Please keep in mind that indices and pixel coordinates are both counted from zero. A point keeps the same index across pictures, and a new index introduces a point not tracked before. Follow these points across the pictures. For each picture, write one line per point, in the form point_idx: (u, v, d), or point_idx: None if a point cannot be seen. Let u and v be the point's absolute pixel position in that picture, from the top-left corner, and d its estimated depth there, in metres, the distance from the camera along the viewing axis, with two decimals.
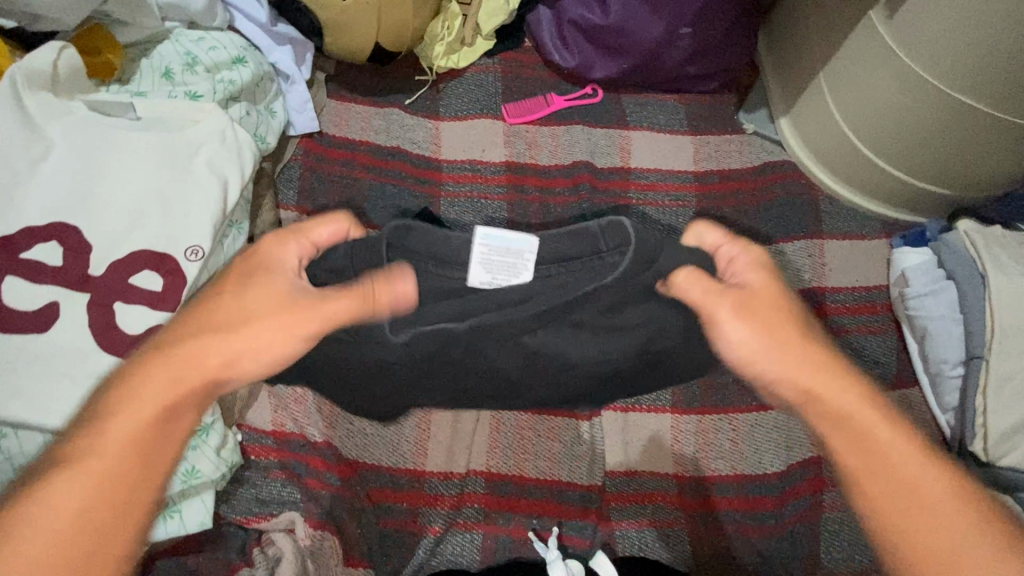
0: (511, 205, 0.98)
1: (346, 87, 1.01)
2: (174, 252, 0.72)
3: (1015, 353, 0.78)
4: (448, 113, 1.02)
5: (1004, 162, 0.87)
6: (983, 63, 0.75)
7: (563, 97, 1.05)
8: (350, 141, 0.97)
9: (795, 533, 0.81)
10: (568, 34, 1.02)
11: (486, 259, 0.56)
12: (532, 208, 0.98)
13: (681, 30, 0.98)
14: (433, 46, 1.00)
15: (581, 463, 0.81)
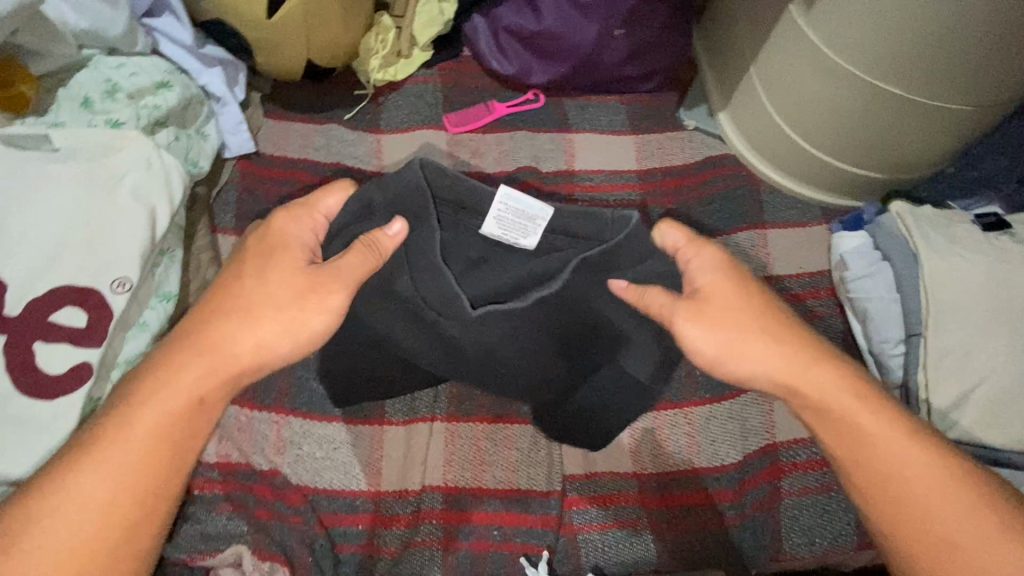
0: None
1: (283, 105, 1.00)
2: (100, 285, 0.69)
3: (950, 328, 0.80)
4: (390, 126, 1.01)
5: (929, 142, 0.89)
6: (894, 44, 0.77)
7: (505, 104, 1.05)
8: (288, 159, 0.96)
9: (755, 522, 0.82)
10: (506, 41, 1.03)
11: (501, 216, 0.59)
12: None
13: (614, 32, 0.99)
14: (369, 60, 1.00)
15: (539, 469, 0.81)
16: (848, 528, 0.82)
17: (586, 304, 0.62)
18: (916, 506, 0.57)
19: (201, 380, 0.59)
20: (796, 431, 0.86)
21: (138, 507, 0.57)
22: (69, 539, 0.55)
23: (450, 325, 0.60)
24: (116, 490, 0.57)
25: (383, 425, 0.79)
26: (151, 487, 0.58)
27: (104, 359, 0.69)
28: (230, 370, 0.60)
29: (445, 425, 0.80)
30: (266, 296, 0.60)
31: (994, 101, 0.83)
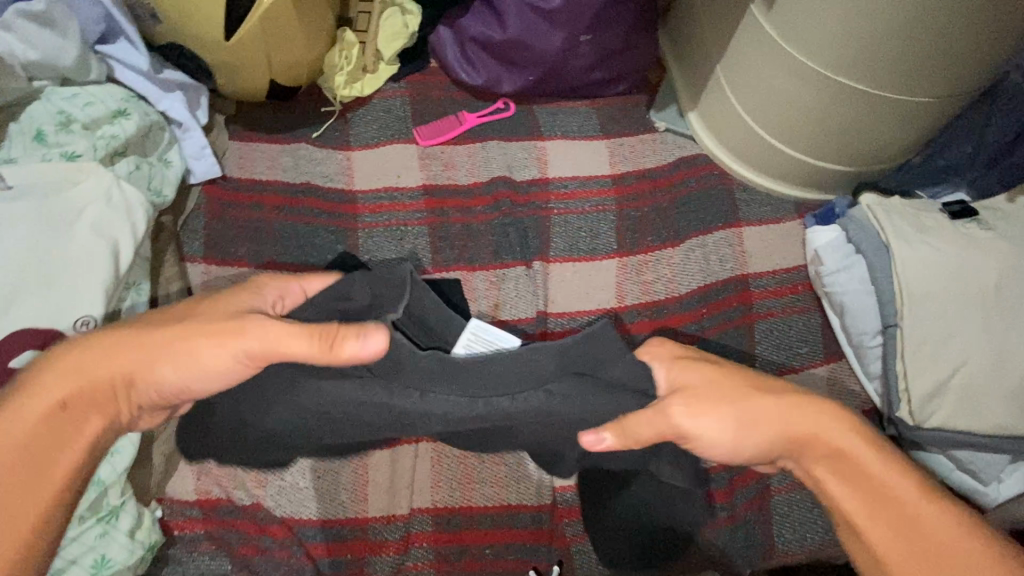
0: (432, 229, 0.96)
1: (249, 126, 0.98)
2: (62, 326, 0.67)
3: (925, 318, 0.81)
4: (360, 142, 1.00)
5: (894, 134, 0.91)
6: (854, 41, 0.78)
7: (475, 114, 1.04)
8: (256, 182, 0.94)
9: (746, 521, 0.83)
10: (473, 52, 1.02)
11: (471, 345, 0.66)
12: (454, 229, 0.97)
13: (581, 38, 0.99)
14: (334, 76, 0.99)
15: (529, 483, 0.80)
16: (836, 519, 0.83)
17: (554, 400, 0.61)
18: (879, 518, 0.55)
19: (73, 382, 0.56)
20: None
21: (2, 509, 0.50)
22: None
23: (420, 413, 0.62)
24: None
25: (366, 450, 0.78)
26: (15, 493, 0.51)
27: None
28: (109, 372, 0.57)
29: (431, 445, 0.79)
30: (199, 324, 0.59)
31: (954, 92, 0.84)
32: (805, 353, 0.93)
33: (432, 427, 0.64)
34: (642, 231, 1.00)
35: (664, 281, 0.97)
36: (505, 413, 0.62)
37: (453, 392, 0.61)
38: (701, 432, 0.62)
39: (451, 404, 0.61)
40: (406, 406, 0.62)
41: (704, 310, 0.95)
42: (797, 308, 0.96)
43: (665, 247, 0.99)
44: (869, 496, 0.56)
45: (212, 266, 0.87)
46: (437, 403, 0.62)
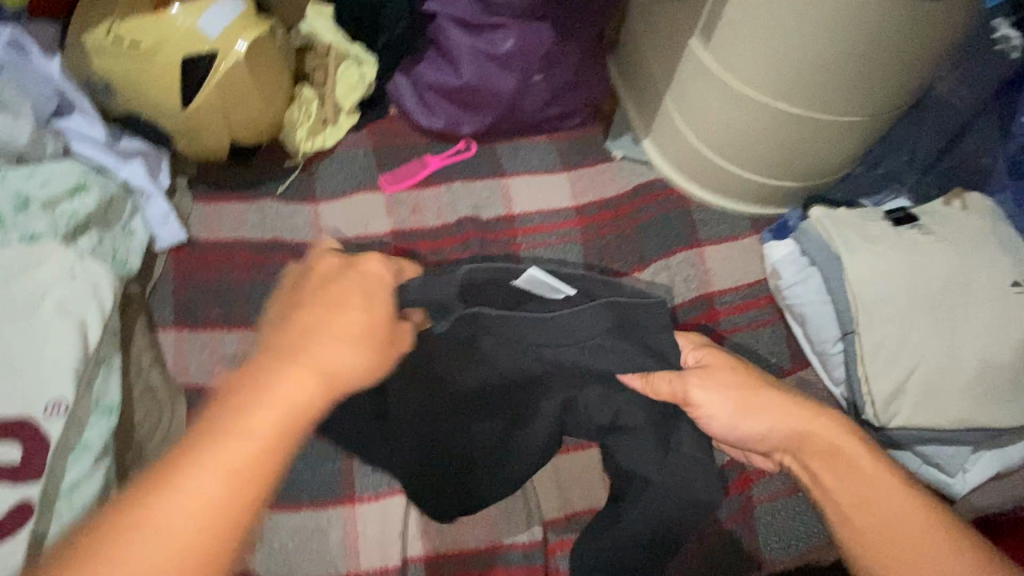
0: None
1: (212, 186, 0.98)
2: (34, 412, 0.66)
3: (880, 323, 0.86)
4: (325, 194, 1.00)
5: (834, 151, 0.97)
6: (788, 69, 0.84)
7: (438, 157, 1.07)
8: (223, 242, 0.93)
9: (733, 535, 0.85)
10: (431, 98, 1.05)
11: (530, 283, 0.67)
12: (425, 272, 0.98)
13: (533, 78, 1.03)
14: (294, 131, 1.00)
15: (517, 520, 0.82)
16: (816, 524, 0.86)
17: (590, 353, 0.66)
18: (859, 508, 0.57)
19: (299, 381, 0.46)
20: None
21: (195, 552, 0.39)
22: None
23: (490, 352, 0.69)
24: (165, 544, 0.39)
25: (354, 505, 0.79)
26: (223, 529, 0.40)
27: (47, 491, 0.65)
28: (317, 369, 0.47)
29: None
30: (352, 320, 0.51)
31: (883, 108, 0.90)
32: (774, 364, 0.96)
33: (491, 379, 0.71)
34: (609, 258, 1.03)
35: None
36: (552, 365, 0.68)
37: (511, 345, 0.68)
38: (691, 403, 0.65)
39: (512, 352, 0.68)
40: (494, 351, 0.69)
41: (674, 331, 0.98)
42: (762, 321, 1.00)
43: (632, 273, 1.02)
44: (850, 485, 0.58)
45: (184, 331, 0.86)
46: (503, 351, 0.68)
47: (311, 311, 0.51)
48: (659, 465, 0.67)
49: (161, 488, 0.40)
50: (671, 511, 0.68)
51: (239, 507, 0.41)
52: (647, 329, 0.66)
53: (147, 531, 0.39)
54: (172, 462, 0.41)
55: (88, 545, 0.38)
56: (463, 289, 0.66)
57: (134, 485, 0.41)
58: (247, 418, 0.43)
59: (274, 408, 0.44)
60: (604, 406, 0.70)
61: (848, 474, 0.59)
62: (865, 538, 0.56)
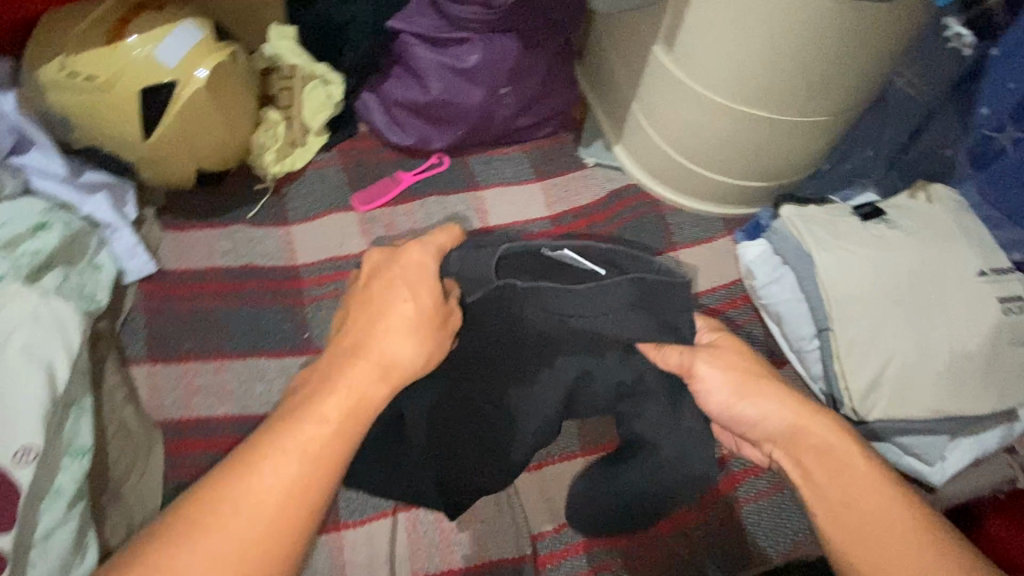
0: None
1: (181, 214, 0.96)
2: (1, 460, 0.64)
3: (853, 318, 0.87)
4: (298, 216, 0.99)
5: (801, 149, 0.98)
6: (749, 73, 0.85)
7: (410, 173, 1.06)
8: (195, 271, 0.92)
9: (718, 537, 0.86)
10: (399, 115, 1.05)
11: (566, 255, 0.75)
12: None
13: (501, 91, 1.03)
14: (262, 155, 0.99)
15: (506, 536, 0.82)
16: (802, 520, 0.87)
17: (617, 322, 0.69)
18: (848, 511, 0.56)
19: (365, 375, 0.53)
20: None
21: (268, 528, 0.45)
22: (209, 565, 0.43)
23: (517, 326, 0.69)
24: (246, 521, 0.45)
25: (341, 531, 0.79)
26: (294, 509, 0.46)
27: (19, 542, 0.63)
28: (378, 361, 0.54)
29: (405, 514, 0.80)
30: (410, 314, 0.56)
31: (845, 107, 0.92)
32: None
33: (516, 354, 0.69)
34: None
35: None
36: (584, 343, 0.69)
37: (547, 322, 0.69)
38: (693, 373, 0.67)
39: (544, 329, 0.69)
40: (529, 327, 0.69)
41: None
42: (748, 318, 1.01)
43: None
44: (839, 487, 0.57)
45: (157, 365, 0.84)
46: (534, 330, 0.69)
47: (370, 304, 0.57)
48: (669, 429, 0.70)
49: (248, 470, 0.46)
50: (671, 480, 0.72)
51: (319, 488, 0.47)
52: (670, 300, 0.71)
53: (229, 510, 0.45)
54: (259, 445, 0.48)
55: (187, 513, 0.45)
56: (501, 262, 0.72)
57: (220, 468, 0.47)
58: (326, 410, 0.50)
59: (343, 405, 0.51)
60: (626, 373, 0.70)
61: (836, 477, 0.58)
62: (852, 541, 0.54)
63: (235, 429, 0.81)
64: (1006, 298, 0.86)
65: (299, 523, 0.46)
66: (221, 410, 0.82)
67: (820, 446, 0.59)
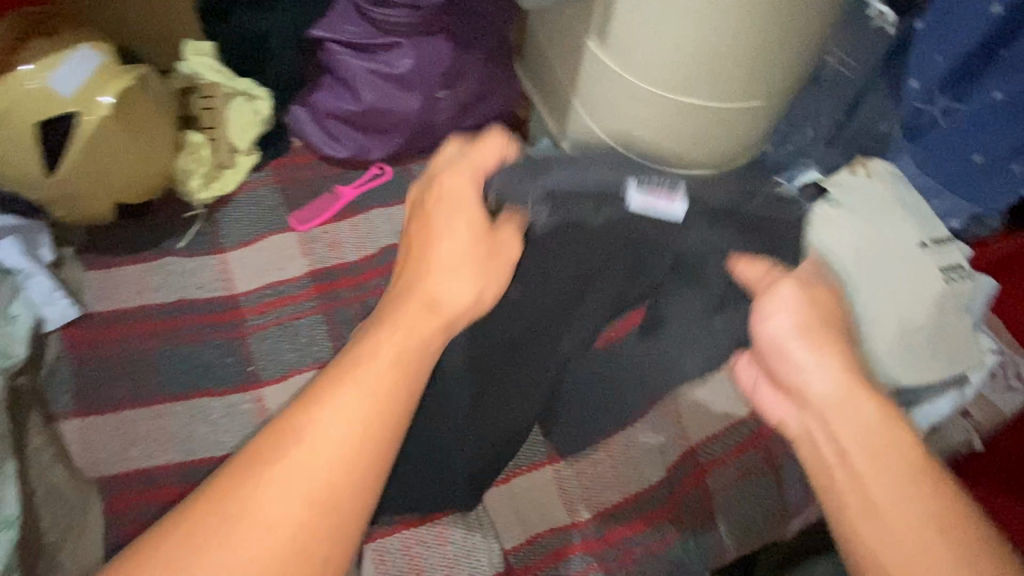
0: (328, 315, 0.89)
1: (104, 250, 0.90)
2: None
3: None
4: (233, 242, 0.94)
5: (744, 135, 0.97)
6: (681, 60, 0.84)
7: (351, 186, 1.01)
8: (123, 311, 0.86)
9: (694, 534, 0.84)
10: (334, 128, 1.00)
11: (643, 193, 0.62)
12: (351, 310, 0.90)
13: (438, 94, 0.98)
14: (187, 181, 0.94)
15: (479, 554, 0.81)
16: (776, 506, 0.85)
17: (714, 239, 0.64)
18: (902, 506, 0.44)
19: (422, 311, 0.52)
20: (712, 428, 0.88)
21: (341, 471, 0.42)
22: (277, 512, 0.40)
23: (581, 237, 0.66)
24: (317, 462, 0.42)
25: None
26: (366, 452, 0.43)
27: None
28: (431, 297, 0.54)
29: (371, 545, 0.80)
30: (459, 249, 0.56)
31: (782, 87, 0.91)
32: None
33: (572, 268, 0.69)
34: None
35: None
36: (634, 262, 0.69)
37: (605, 234, 0.65)
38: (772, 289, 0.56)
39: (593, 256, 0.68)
40: (589, 245, 0.67)
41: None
42: None
43: None
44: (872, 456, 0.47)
45: (87, 418, 0.78)
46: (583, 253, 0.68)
47: (433, 235, 0.58)
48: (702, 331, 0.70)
49: (311, 405, 0.44)
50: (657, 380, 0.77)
51: (374, 448, 0.44)
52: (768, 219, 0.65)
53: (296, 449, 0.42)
54: (308, 399, 0.45)
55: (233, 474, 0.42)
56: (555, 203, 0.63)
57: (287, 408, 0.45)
58: (375, 352, 0.48)
59: (400, 348, 0.49)
60: (706, 271, 0.67)
61: (864, 453, 0.47)
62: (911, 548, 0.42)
63: (178, 478, 0.76)
64: (946, 265, 0.87)
65: (371, 467, 0.43)
66: (162, 459, 0.77)
67: (853, 417, 0.48)
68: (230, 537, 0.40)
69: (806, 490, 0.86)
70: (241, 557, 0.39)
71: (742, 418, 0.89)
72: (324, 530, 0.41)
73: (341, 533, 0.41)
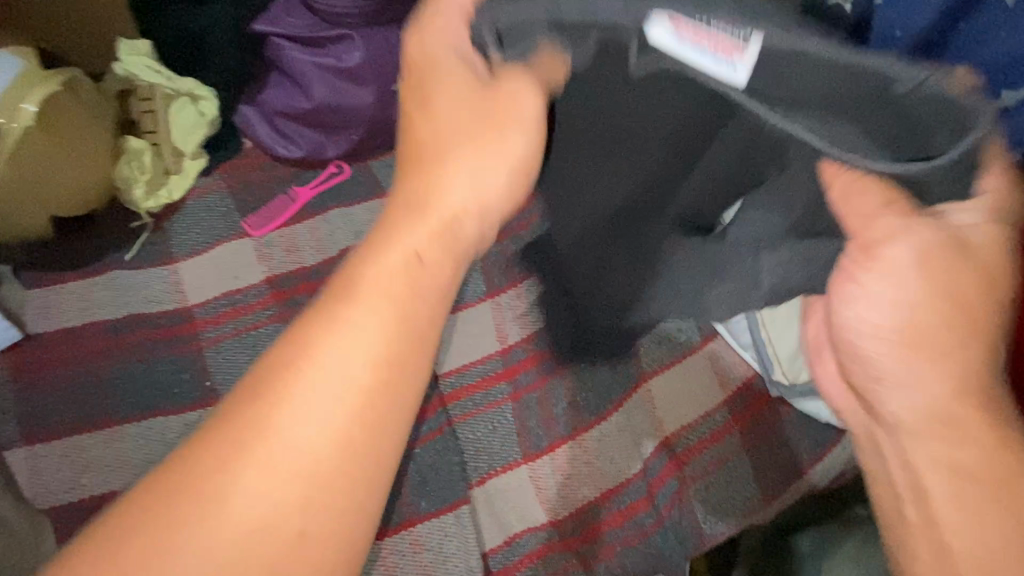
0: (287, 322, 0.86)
1: (45, 267, 0.85)
2: None
3: None
4: (184, 251, 0.90)
5: None
6: None
7: (307, 186, 0.96)
8: (68, 330, 0.82)
9: (672, 522, 0.84)
10: (287, 127, 0.95)
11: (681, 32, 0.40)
12: None
13: (393, 88, 0.93)
14: (128, 189, 0.88)
15: (455, 558, 0.80)
16: (750, 490, 0.86)
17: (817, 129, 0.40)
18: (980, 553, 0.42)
19: (427, 232, 0.47)
20: (684, 417, 0.88)
21: (370, 390, 0.43)
22: (309, 428, 0.41)
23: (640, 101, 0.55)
24: (346, 382, 0.42)
25: None
26: (399, 378, 0.44)
27: None
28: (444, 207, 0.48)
29: None
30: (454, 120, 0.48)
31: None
32: (683, 339, 0.91)
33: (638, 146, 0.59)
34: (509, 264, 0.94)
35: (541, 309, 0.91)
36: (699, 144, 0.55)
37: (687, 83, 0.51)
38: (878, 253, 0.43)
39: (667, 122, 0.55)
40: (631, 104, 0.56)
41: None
42: None
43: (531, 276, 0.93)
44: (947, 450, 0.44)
45: (35, 445, 0.76)
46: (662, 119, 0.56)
47: (435, 114, 0.49)
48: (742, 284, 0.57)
49: (334, 318, 0.44)
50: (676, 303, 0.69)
51: (406, 377, 0.44)
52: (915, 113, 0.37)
53: (318, 365, 0.43)
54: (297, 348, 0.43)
55: (233, 434, 0.41)
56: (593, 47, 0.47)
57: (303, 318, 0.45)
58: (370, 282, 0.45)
59: (401, 274, 0.46)
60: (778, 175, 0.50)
61: (944, 475, 0.44)
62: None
63: None
64: None
65: (391, 383, 0.44)
66: (118, 484, 0.74)
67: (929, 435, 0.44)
68: (264, 451, 0.40)
69: (778, 472, 0.87)
70: (286, 470, 0.40)
71: (714, 405, 0.89)
72: (354, 452, 0.42)
73: (376, 456, 0.43)
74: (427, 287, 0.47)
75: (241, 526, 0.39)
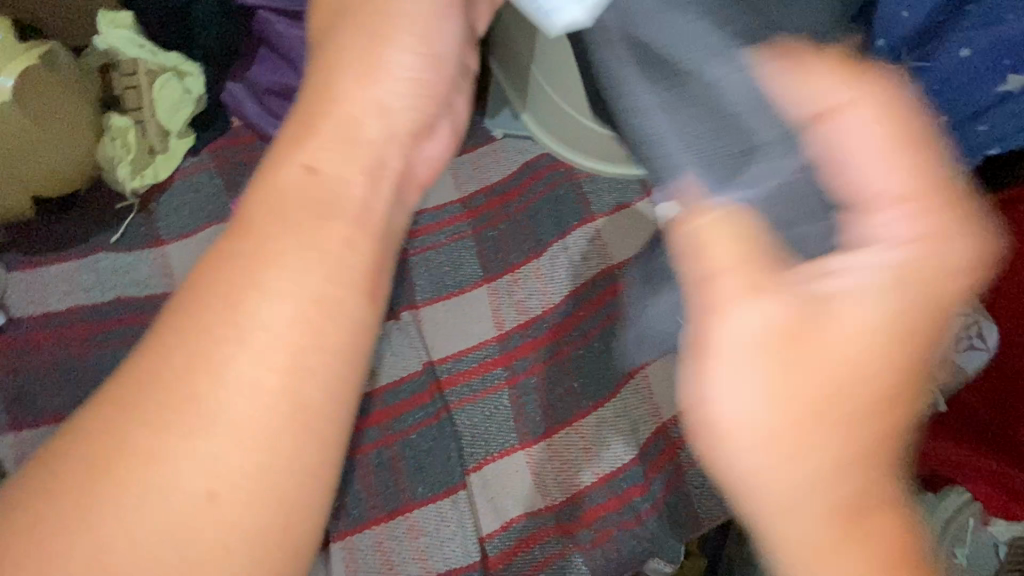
0: None
1: (29, 250, 0.83)
2: None
3: None
4: (172, 233, 0.86)
5: None
6: None
7: None
8: (54, 315, 0.80)
9: (671, 504, 0.81)
10: (276, 104, 0.90)
11: None
12: None
13: None
14: (114, 170, 0.86)
15: (451, 544, 0.80)
16: None
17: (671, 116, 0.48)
18: None
19: (346, 166, 0.45)
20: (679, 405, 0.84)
21: (294, 345, 0.39)
22: (227, 429, 0.37)
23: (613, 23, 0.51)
24: (264, 353, 0.38)
25: None
26: (337, 314, 0.41)
27: None
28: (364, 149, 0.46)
29: (342, 543, 0.79)
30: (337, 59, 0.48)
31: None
32: None
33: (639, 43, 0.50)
34: (504, 250, 0.95)
35: (539, 294, 0.92)
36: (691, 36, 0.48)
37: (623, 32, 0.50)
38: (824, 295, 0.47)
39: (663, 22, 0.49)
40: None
41: (580, 314, 0.90)
42: None
43: (528, 262, 0.94)
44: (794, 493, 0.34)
45: (21, 432, 0.74)
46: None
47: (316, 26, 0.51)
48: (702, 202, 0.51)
49: (255, 263, 0.40)
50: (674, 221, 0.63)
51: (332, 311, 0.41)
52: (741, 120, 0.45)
53: (229, 335, 0.38)
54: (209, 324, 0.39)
55: (143, 408, 0.37)
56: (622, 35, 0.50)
57: (218, 250, 0.42)
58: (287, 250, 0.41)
59: (299, 187, 0.43)
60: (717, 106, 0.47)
61: None
62: None
63: None
64: None
65: (328, 343, 0.40)
66: None
67: None
68: (180, 449, 0.36)
69: None
70: (204, 470, 0.36)
71: None
72: (295, 419, 0.38)
73: (322, 428, 0.39)
74: (347, 241, 0.44)
75: (151, 504, 0.35)
